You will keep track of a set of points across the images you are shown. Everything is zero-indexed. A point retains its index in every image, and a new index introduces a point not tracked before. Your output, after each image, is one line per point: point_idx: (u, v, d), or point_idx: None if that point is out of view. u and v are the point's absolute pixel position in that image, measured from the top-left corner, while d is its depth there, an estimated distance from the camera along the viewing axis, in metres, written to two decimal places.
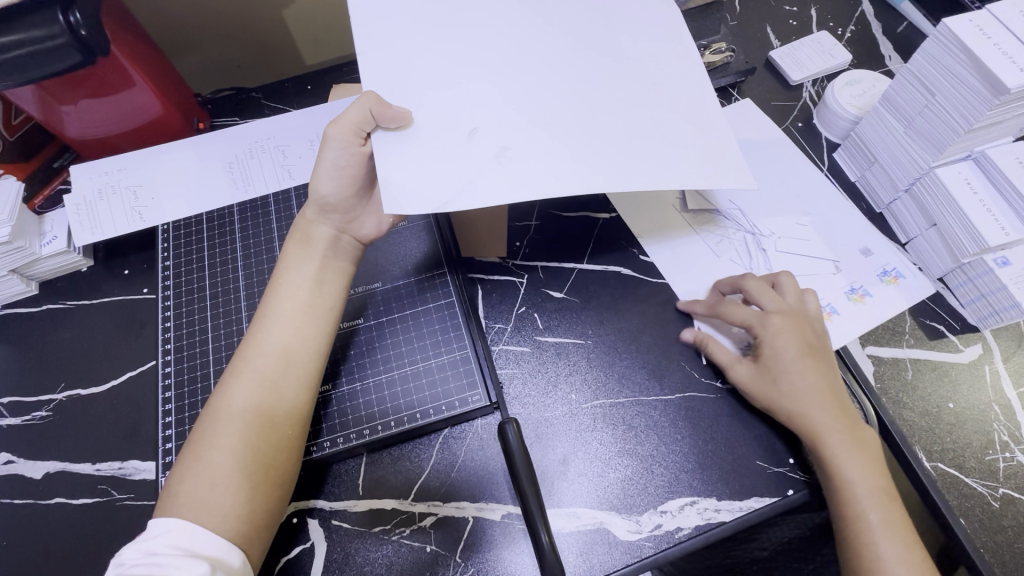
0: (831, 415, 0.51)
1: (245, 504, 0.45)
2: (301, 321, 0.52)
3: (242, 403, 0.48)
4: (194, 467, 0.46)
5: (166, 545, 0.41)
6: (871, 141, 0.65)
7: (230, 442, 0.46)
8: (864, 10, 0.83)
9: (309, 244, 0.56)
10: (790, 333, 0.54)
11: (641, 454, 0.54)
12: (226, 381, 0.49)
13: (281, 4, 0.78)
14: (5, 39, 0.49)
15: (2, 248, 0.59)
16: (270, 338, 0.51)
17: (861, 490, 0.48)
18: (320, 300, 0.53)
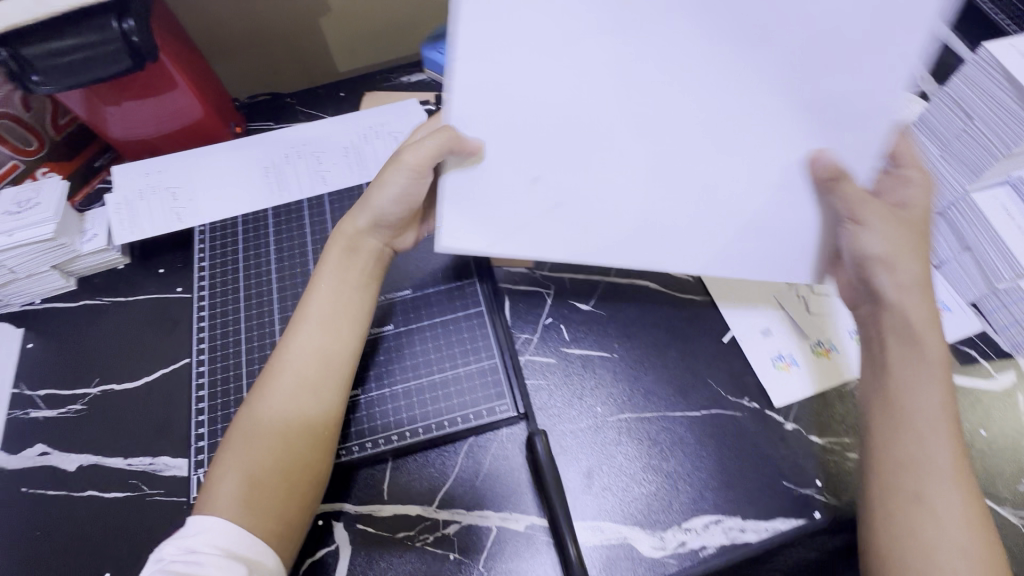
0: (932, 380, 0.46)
1: (283, 504, 0.46)
2: (335, 322, 0.52)
3: (282, 401, 0.49)
4: (234, 465, 0.46)
5: (206, 543, 0.42)
6: None
7: (272, 440, 0.47)
8: None
9: (345, 242, 0.55)
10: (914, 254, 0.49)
11: (666, 469, 0.54)
12: (266, 378, 0.50)
13: (319, 12, 0.79)
14: (62, 43, 0.51)
15: (46, 245, 0.60)
16: (308, 338, 0.51)
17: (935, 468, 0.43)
18: (359, 305, 0.54)
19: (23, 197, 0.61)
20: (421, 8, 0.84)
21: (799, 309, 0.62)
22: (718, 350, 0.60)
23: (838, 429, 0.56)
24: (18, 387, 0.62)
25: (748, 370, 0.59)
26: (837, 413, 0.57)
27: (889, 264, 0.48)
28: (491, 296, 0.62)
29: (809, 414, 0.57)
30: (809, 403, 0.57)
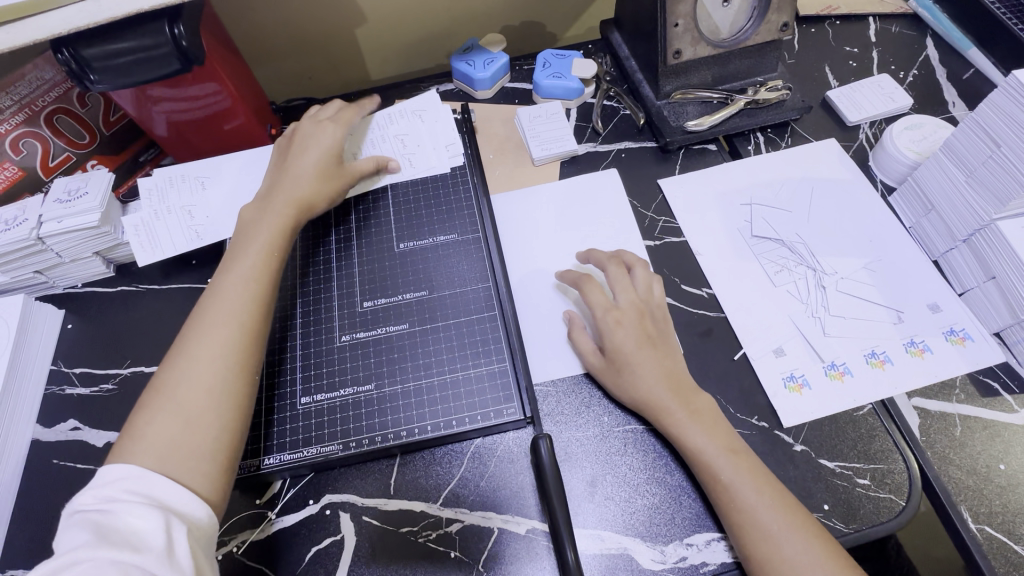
0: (708, 436, 0.52)
1: (208, 456, 0.48)
2: (252, 283, 0.56)
3: (200, 354, 0.51)
4: (161, 414, 0.48)
5: (121, 490, 0.44)
6: (929, 188, 0.64)
7: (192, 390, 0.49)
8: (929, 56, 0.83)
9: (262, 225, 0.60)
10: (637, 372, 0.55)
11: (668, 483, 0.54)
12: (185, 336, 0.53)
13: (356, 22, 0.83)
14: (121, 47, 0.56)
15: (91, 232, 0.64)
16: (227, 296, 0.55)
17: (761, 517, 0.48)
18: (270, 271, 0.58)
19: (73, 186, 0.65)
20: (453, 21, 0.87)
21: (815, 330, 0.61)
22: (729, 367, 0.60)
23: (849, 454, 0.55)
24: (57, 365, 0.65)
25: (759, 389, 0.59)
26: (848, 438, 0.56)
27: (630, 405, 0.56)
28: (507, 301, 0.62)
29: (819, 436, 0.56)
30: (819, 425, 0.57)
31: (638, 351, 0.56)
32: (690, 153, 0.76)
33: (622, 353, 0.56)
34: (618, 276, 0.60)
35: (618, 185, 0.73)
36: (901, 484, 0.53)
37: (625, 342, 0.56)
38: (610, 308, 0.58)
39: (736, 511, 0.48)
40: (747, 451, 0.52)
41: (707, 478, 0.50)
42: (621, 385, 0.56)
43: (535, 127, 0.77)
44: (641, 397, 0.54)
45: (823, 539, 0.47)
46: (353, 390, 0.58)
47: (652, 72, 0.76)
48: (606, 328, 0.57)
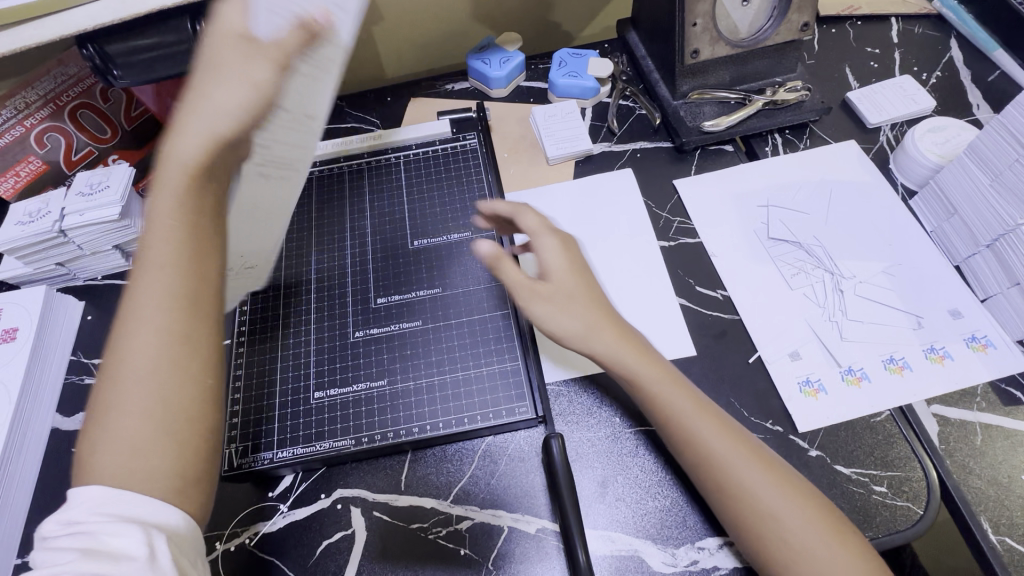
0: (754, 468, 0.47)
1: (175, 464, 0.38)
2: (175, 288, 0.40)
3: (139, 399, 0.38)
4: (105, 449, 0.38)
5: (87, 514, 0.36)
6: (952, 192, 0.63)
7: (137, 440, 0.38)
8: (953, 58, 0.81)
9: (161, 195, 0.41)
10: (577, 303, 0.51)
11: (622, 432, 0.57)
12: (107, 381, 0.39)
13: (373, 20, 0.83)
14: (145, 42, 0.57)
15: (113, 224, 0.65)
16: (153, 275, 0.40)
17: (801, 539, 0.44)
18: (191, 268, 0.41)
19: (94, 181, 0.66)
20: (470, 20, 0.87)
21: (832, 334, 0.60)
22: (744, 370, 0.60)
23: (866, 460, 0.54)
24: (77, 355, 0.67)
25: (774, 392, 0.58)
26: (865, 444, 0.55)
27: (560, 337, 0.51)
28: None
29: (835, 442, 0.55)
30: (836, 430, 0.56)
31: (576, 280, 0.52)
32: (706, 153, 0.75)
33: (563, 283, 0.51)
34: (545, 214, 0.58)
35: (633, 185, 0.73)
36: (919, 492, 0.52)
37: (562, 264, 0.52)
38: (555, 232, 0.54)
39: (693, 444, 0.48)
40: (786, 469, 0.48)
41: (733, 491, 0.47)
42: (560, 318, 0.51)
43: (550, 126, 0.77)
44: (576, 325, 0.51)
45: (790, 479, 0.47)
46: (367, 385, 0.58)
47: (669, 72, 0.75)
48: (545, 247, 0.53)
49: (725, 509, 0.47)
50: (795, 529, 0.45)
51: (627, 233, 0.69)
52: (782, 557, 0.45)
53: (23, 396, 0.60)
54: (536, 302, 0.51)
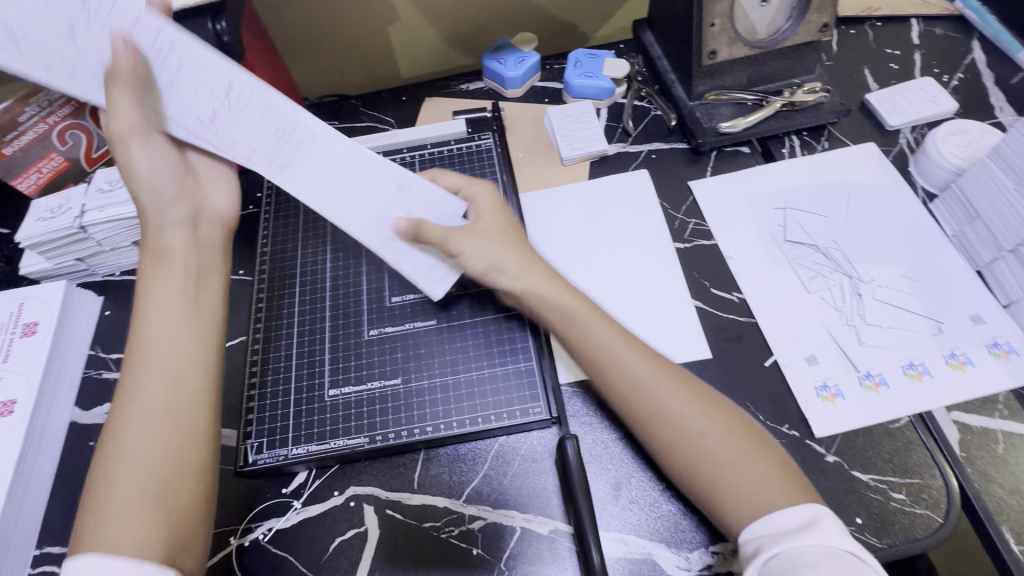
0: (755, 459, 0.48)
1: (156, 529, 0.43)
2: (177, 380, 0.48)
3: (127, 489, 0.44)
4: (104, 515, 0.43)
5: None
6: (974, 195, 0.62)
7: (133, 532, 0.42)
8: (975, 59, 0.80)
9: (162, 302, 0.51)
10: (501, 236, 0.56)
11: (560, 379, 0.59)
12: (99, 476, 0.44)
13: (389, 20, 0.84)
14: None
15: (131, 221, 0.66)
16: (154, 365, 0.48)
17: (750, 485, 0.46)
18: (191, 363, 0.49)
19: (114, 178, 0.67)
20: (485, 20, 0.87)
21: (850, 338, 0.59)
22: (760, 374, 0.59)
23: (884, 467, 0.54)
24: (95, 350, 0.67)
25: (790, 397, 0.57)
26: (883, 451, 0.54)
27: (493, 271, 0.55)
28: None
29: (852, 448, 0.55)
30: (853, 436, 0.55)
31: (498, 218, 0.58)
32: (722, 154, 0.75)
33: (481, 222, 0.56)
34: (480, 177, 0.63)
35: (648, 186, 0.72)
36: (939, 501, 0.52)
37: (488, 208, 0.58)
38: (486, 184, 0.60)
39: (615, 369, 0.52)
40: (790, 466, 0.48)
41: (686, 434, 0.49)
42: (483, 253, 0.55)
43: (565, 126, 0.76)
44: (511, 258, 0.56)
45: (710, 401, 0.50)
46: (381, 384, 0.58)
47: (685, 72, 0.75)
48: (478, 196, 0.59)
49: (648, 430, 0.50)
50: (713, 443, 0.48)
51: (642, 234, 0.69)
52: (705, 469, 0.48)
53: (43, 389, 0.61)
54: (463, 241, 0.55)
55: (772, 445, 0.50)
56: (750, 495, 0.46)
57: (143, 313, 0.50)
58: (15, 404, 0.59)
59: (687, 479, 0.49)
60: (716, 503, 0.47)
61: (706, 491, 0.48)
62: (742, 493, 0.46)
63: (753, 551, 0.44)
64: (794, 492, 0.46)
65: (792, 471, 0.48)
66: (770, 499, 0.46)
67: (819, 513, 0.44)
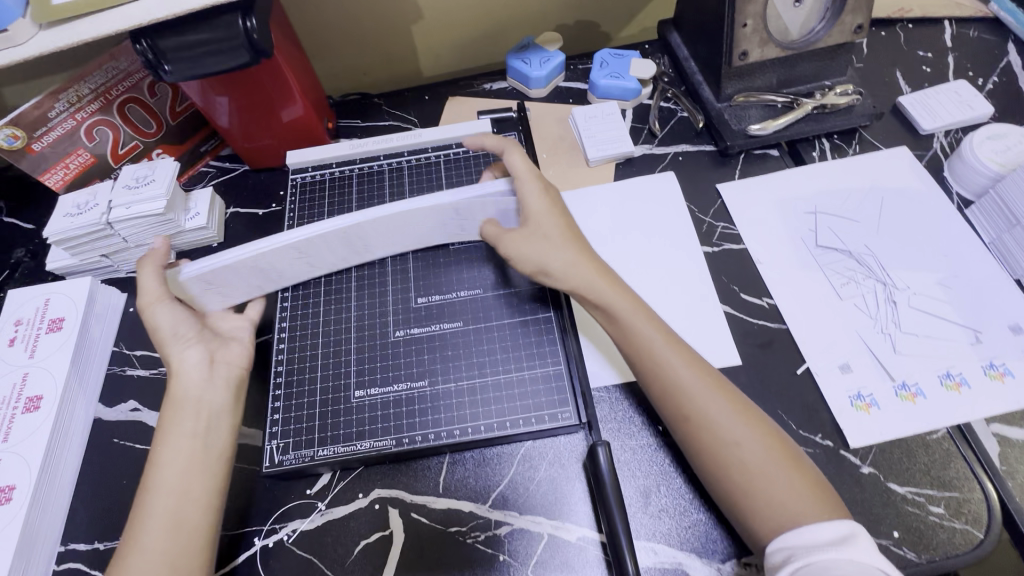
0: (790, 472, 0.46)
1: None
2: (179, 520, 0.47)
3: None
4: None
5: None
6: (1013, 201, 0.61)
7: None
8: (1010, 62, 0.78)
9: (176, 443, 0.50)
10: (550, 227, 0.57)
11: (592, 383, 0.59)
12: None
13: (413, 19, 0.83)
14: (195, 40, 0.57)
15: (157, 219, 0.65)
16: (156, 511, 0.47)
17: (786, 499, 0.45)
18: (189, 499, 0.48)
19: (140, 174, 0.67)
20: (509, 19, 0.87)
21: (885, 347, 0.58)
22: (792, 382, 0.58)
23: (921, 479, 0.52)
24: (118, 346, 0.67)
25: (823, 405, 0.56)
26: (920, 462, 0.53)
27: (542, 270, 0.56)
28: (564, 304, 0.62)
29: (888, 460, 0.53)
30: (889, 447, 0.54)
31: (554, 216, 0.58)
32: (750, 157, 0.74)
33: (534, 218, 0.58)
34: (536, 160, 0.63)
35: (676, 188, 0.71)
36: (979, 515, 0.50)
37: (540, 208, 0.58)
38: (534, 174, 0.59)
39: (661, 374, 0.51)
40: (823, 482, 0.47)
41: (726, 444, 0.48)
42: (533, 251, 0.57)
43: (591, 127, 0.75)
44: (562, 258, 0.56)
45: (751, 414, 0.49)
46: (407, 385, 0.58)
47: (714, 73, 0.74)
48: (527, 191, 0.58)
49: (688, 436, 0.50)
50: (750, 453, 0.47)
51: (669, 237, 0.68)
52: (741, 478, 0.47)
53: (68, 385, 0.61)
54: (514, 243, 0.57)
55: (808, 465, 0.48)
56: (782, 508, 0.45)
57: (156, 454, 0.50)
58: (42, 400, 0.59)
59: (721, 486, 0.48)
60: (746, 512, 0.46)
61: (740, 500, 0.47)
62: (773, 505, 0.45)
63: (781, 560, 0.43)
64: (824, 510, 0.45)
65: (824, 491, 0.46)
66: (799, 514, 0.45)
67: (851, 530, 0.43)
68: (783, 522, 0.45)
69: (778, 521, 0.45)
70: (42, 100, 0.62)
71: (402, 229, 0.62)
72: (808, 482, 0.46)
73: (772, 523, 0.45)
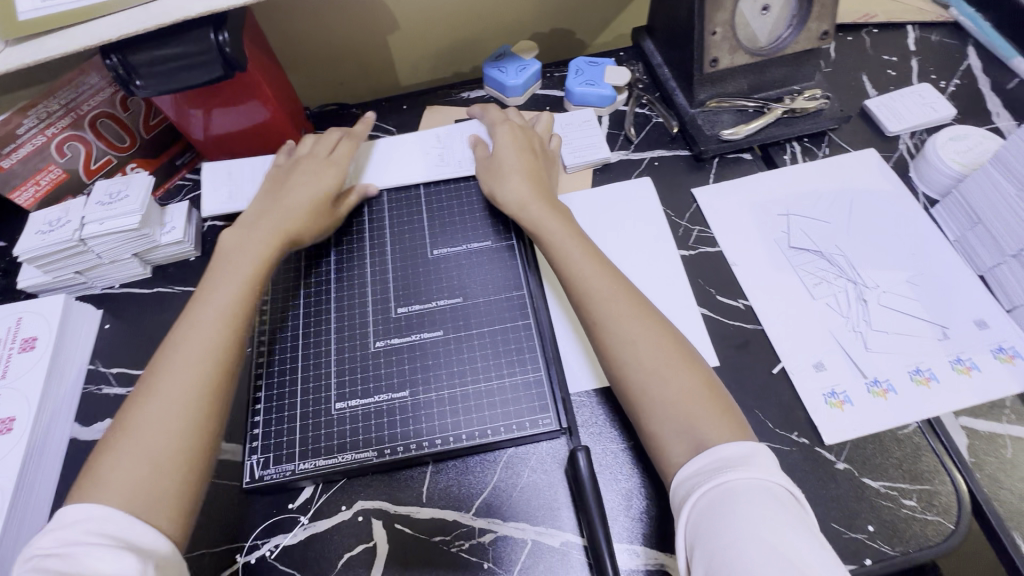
0: (682, 374, 0.50)
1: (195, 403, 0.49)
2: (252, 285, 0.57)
3: (171, 389, 0.50)
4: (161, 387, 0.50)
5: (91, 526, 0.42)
6: (975, 200, 0.63)
7: (161, 422, 0.48)
8: (970, 65, 0.81)
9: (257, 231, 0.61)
10: (511, 154, 0.68)
11: (573, 389, 0.59)
12: (148, 387, 0.50)
13: (389, 29, 0.83)
14: (165, 54, 0.57)
15: (130, 234, 0.65)
16: (232, 274, 0.57)
17: (666, 392, 0.49)
18: (256, 297, 0.57)
19: (114, 190, 0.66)
20: (485, 28, 0.87)
21: (857, 345, 0.60)
22: (768, 381, 0.59)
23: (894, 473, 0.54)
24: (94, 364, 0.66)
25: (799, 404, 0.58)
26: (893, 457, 0.54)
27: (499, 190, 0.66)
28: (541, 313, 0.62)
29: (863, 455, 0.55)
30: (863, 443, 0.55)
31: (515, 152, 0.68)
32: (724, 161, 0.75)
33: (501, 152, 0.69)
34: (519, 112, 0.75)
35: (652, 193, 0.73)
36: (950, 507, 0.52)
37: (506, 141, 0.69)
38: (508, 122, 0.72)
39: (574, 283, 0.57)
40: (722, 391, 0.50)
41: (616, 339, 0.53)
42: (493, 180, 0.67)
43: (568, 134, 0.76)
44: (515, 190, 0.65)
45: (654, 319, 0.54)
46: (388, 396, 0.58)
47: (687, 80, 0.75)
48: (500, 132, 0.71)
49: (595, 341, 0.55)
50: (645, 352, 0.51)
51: (646, 241, 0.69)
52: (637, 379, 0.51)
53: (42, 405, 0.59)
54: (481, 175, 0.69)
55: (703, 367, 0.52)
56: (673, 405, 0.49)
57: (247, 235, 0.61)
58: (14, 422, 0.57)
59: (619, 387, 0.52)
60: (644, 416, 0.50)
61: (638, 403, 0.50)
62: (666, 404, 0.49)
63: (686, 493, 0.44)
64: (719, 421, 0.47)
65: (717, 396, 0.50)
66: (687, 411, 0.48)
67: (753, 449, 0.44)
68: (669, 419, 0.48)
69: (671, 427, 0.48)
70: (10, 116, 0.61)
71: (385, 157, 0.75)
72: (700, 379, 0.50)
73: (656, 423, 0.49)
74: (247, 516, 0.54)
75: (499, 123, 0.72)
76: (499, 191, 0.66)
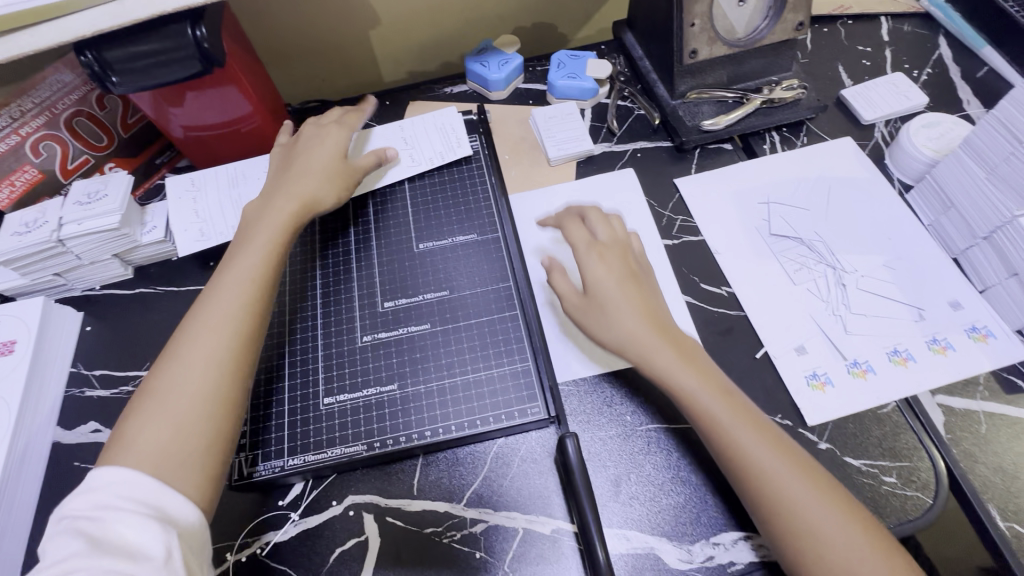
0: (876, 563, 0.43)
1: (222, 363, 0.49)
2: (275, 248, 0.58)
3: (198, 354, 0.49)
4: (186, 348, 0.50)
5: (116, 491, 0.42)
6: (948, 185, 0.64)
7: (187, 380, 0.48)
8: (942, 55, 0.83)
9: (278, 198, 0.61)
10: (612, 284, 0.55)
11: (562, 380, 0.60)
12: (173, 349, 0.50)
13: (370, 25, 0.83)
14: (143, 49, 0.56)
15: (109, 234, 0.64)
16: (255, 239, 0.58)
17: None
18: (278, 260, 0.57)
19: (91, 189, 0.65)
20: (466, 22, 0.87)
21: (837, 329, 0.61)
22: (750, 365, 0.60)
23: (874, 451, 0.55)
24: (75, 367, 0.65)
25: (782, 387, 0.59)
26: (873, 436, 0.56)
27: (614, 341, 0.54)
28: (526, 304, 0.62)
29: (844, 435, 0.56)
30: (844, 423, 0.57)
31: (620, 288, 0.54)
32: (705, 152, 0.76)
33: (601, 291, 0.54)
34: (597, 222, 0.60)
35: (635, 184, 0.73)
36: (929, 482, 0.53)
37: (602, 270, 0.55)
38: (592, 244, 0.57)
39: (733, 455, 0.48)
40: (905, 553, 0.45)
41: (790, 520, 0.45)
42: (599, 324, 0.54)
43: (551, 127, 0.77)
44: (623, 333, 0.53)
45: (822, 482, 0.47)
46: (378, 390, 0.58)
47: (667, 72, 0.76)
48: (587, 260, 0.56)
49: (762, 514, 0.46)
50: (831, 530, 0.44)
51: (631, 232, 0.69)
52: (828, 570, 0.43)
53: (23, 408, 0.58)
54: (578, 314, 0.56)
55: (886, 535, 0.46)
56: None
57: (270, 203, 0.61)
58: None
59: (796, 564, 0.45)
60: None
61: None
62: None
63: None
64: None
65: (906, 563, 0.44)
66: None
67: None
68: None
69: None
70: None
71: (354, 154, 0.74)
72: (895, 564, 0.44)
73: None
74: (236, 514, 0.54)
75: (582, 243, 0.58)
76: (613, 341, 0.54)
